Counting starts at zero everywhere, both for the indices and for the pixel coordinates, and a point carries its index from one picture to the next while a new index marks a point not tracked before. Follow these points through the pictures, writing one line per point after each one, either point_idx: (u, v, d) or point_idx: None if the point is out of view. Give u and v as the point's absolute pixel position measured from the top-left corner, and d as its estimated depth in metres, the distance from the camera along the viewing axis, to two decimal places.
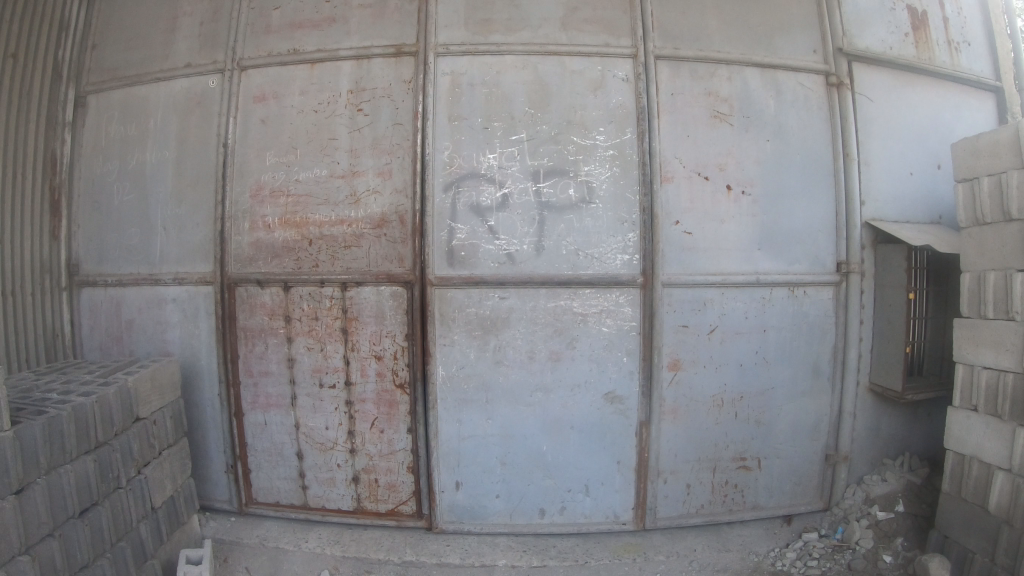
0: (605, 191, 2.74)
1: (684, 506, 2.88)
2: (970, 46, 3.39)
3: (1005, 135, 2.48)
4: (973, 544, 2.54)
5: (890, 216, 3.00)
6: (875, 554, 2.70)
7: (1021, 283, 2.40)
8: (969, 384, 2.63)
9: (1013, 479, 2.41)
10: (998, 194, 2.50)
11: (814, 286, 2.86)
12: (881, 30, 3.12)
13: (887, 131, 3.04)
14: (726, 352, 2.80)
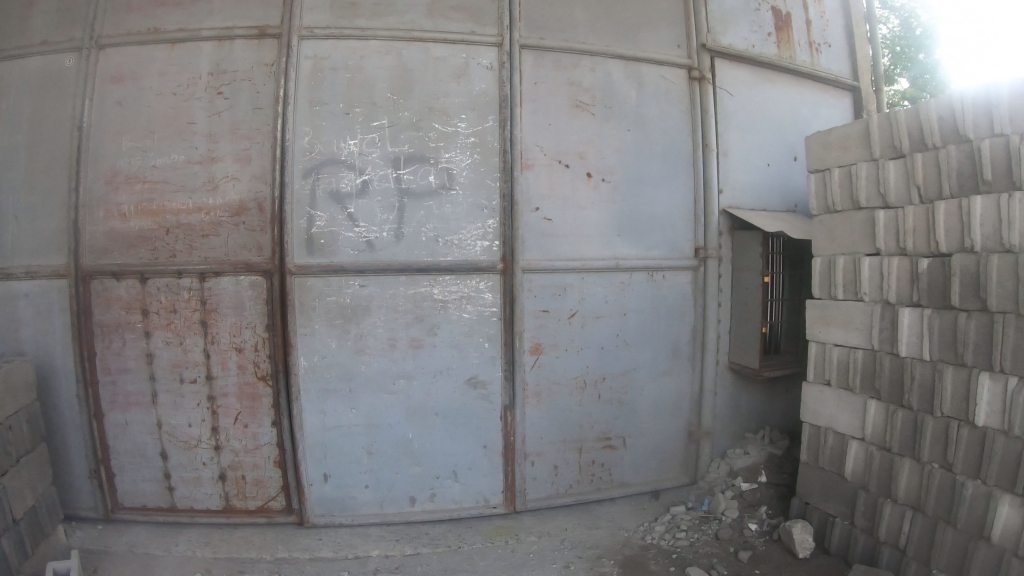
0: (464, 177, 2.74)
1: (553, 486, 2.92)
2: (830, 48, 3.58)
3: (856, 129, 2.61)
4: (834, 508, 2.72)
5: (745, 204, 3.15)
6: (741, 522, 2.84)
7: (869, 266, 2.57)
8: (821, 360, 2.80)
9: (866, 447, 2.61)
10: (847, 183, 2.65)
11: (671, 270, 2.97)
12: (744, 29, 3.24)
13: (745, 124, 3.18)
14: (587, 335, 2.87)
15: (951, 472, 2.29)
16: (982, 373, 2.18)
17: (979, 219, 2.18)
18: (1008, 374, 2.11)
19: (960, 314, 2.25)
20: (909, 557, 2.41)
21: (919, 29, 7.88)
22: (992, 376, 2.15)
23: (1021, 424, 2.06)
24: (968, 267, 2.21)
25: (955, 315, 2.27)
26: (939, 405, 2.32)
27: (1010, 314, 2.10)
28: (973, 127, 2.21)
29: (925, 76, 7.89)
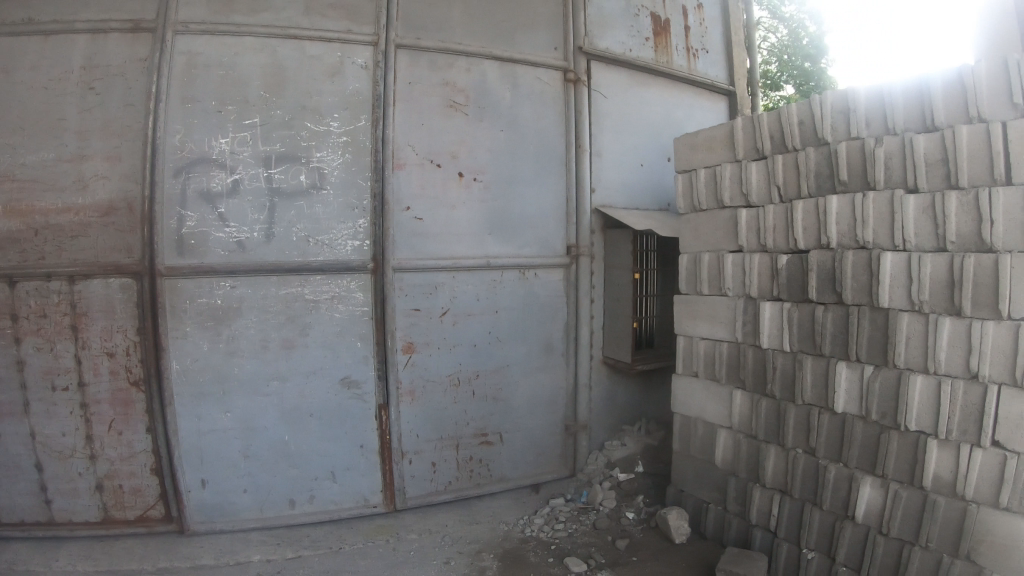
0: (335, 176, 2.73)
1: (431, 484, 2.95)
2: (708, 53, 3.71)
3: (720, 131, 2.72)
4: (707, 495, 2.84)
5: (619, 204, 3.27)
6: (619, 512, 2.95)
7: (731, 263, 2.70)
8: (689, 353, 2.92)
9: (734, 434, 2.73)
10: (711, 183, 2.76)
11: (543, 268, 3.04)
12: (622, 33, 3.33)
13: (619, 127, 3.29)
14: (459, 333, 2.91)
15: (814, 457, 2.43)
16: (840, 363, 2.33)
17: (835, 217, 2.32)
18: (864, 363, 2.27)
19: (817, 307, 2.40)
20: (779, 539, 2.54)
21: (806, 39, 8.25)
22: (849, 364, 2.31)
23: (878, 409, 2.23)
24: (825, 263, 2.36)
25: (812, 308, 2.41)
26: (800, 393, 2.46)
27: (865, 306, 2.25)
28: (831, 131, 2.34)
29: (810, 83, 8.21)
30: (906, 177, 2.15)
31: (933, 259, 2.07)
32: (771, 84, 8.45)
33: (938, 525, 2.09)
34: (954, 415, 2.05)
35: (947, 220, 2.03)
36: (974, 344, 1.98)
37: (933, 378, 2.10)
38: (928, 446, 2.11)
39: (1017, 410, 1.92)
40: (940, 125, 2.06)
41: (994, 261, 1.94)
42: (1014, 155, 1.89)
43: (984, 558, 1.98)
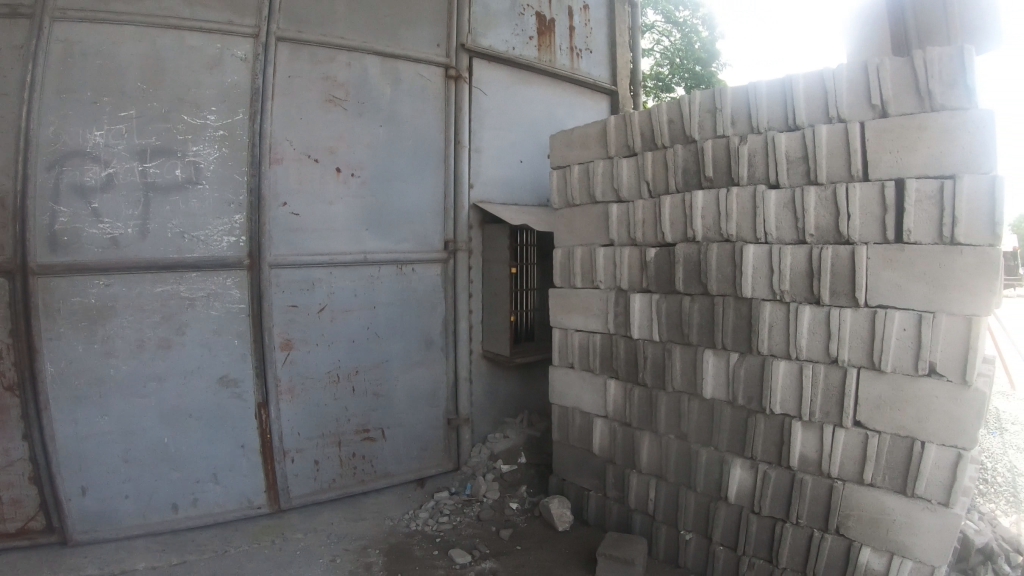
0: (211, 172, 2.72)
1: (315, 482, 2.98)
2: (590, 54, 4.03)
3: (594, 129, 2.80)
4: (586, 482, 2.93)
5: (497, 199, 3.52)
6: (503, 502, 3.10)
7: (603, 256, 2.78)
8: (563, 344, 3.01)
9: (609, 423, 2.81)
10: (585, 179, 2.84)
11: (421, 263, 3.20)
12: (506, 32, 3.55)
13: (499, 123, 3.53)
14: (337, 330, 2.98)
15: (686, 442, 2.53)
16: (707, 350, 2.43)
17: (700, 211, 2.41)
18: (729, 351, 2.37)
19: (684, 298, 2.49)
20: (658, 522, 2.62)
21: (699, 43, 8.79)
22: (716, 352, 2.41)
23: (744, 393, 2.34)
24: (690, 255, 2.45)
25: (679, 298, 2.51)
26: (671, 381, 2.56)
27: (729, 297, 2.36)
28: (698, 129, 2.43)
29: (699, 86, 8.69)
30: (768, 173, 2.25)
31: (793, 250, 2.18)
32: (662, 86, 8.79)
33: (807, 502, 2.22)
34: (816, 398, 2.17)
35: (805, 213, 2.16)
36: (832, 330, 2.11)
37: (794, 363, 2.21)
38: (793, 428, 2.23)
39: (874, 391, 2.06)
40: (800, 124, 2.18)
41: (848, 253, 2.08)
42: (868, 153, 2.04)
43: (852, 531, 2.14)
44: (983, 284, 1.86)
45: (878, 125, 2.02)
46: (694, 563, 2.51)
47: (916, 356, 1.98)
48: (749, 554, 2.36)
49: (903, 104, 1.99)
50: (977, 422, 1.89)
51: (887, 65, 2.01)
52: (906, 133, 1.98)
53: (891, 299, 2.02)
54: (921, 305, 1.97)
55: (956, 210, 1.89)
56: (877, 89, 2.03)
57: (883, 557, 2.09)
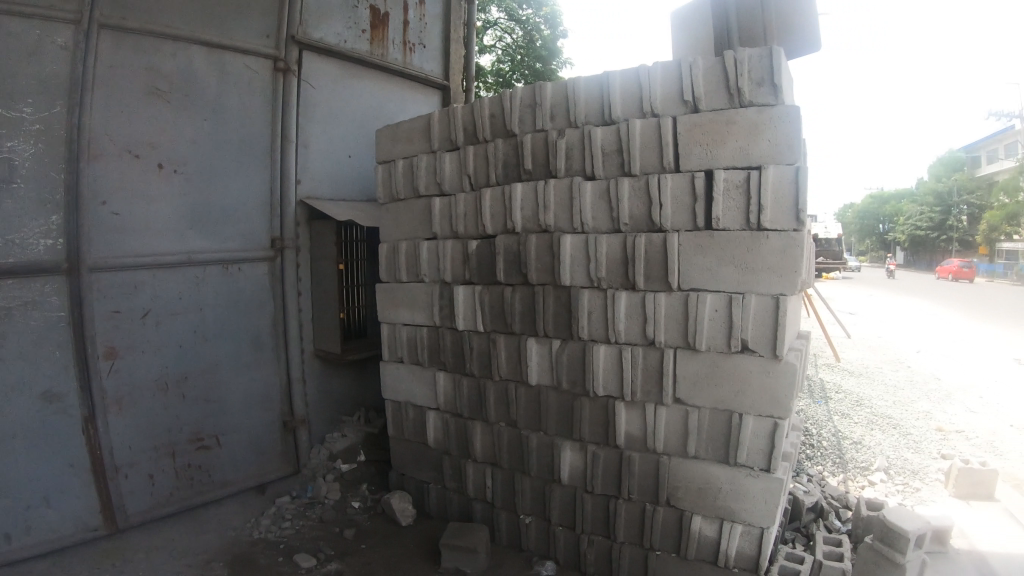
0: (26, 169, 2.47)
1: (151, 498, 2.87)
2: (423, 48, 4.37)
3: (418, 124, 3.01)
4: (426, 476, 3.16)
5: (325, 195, 3.76)
6: (345, 502, 3.30)
7: (425, 251, 2.99)
8: (392, 340, 3.22)
9: (441, 416, 3.04)
10: (409, 170, 3.06)
11: (247, 262, 3.26)
12: (340, 25, 3.73)
13: (329, 118, 3.74)
14: (164, 334, 2.91)
15: (517, 428, 2.74)
16: (530, 339, 2.62)
17: (519, 202, 2.61)
18: (552, 338, 2.57)
19: (505, 289, 2.69)
20: (498, 509, 2.86)
21: (540, 42, 9.14)
22: (539, 340, 2.60)
23: (567, 378, 2.54)
24: (510, 245, 2.66)
25: (500, 289, 2.71)
26: (497, 370, 2.75)
27: (548, 285, 2.56)
28: (517, 123, 2.64)
29: (543, 81, 8.93)
30: (583, 166, 2.46)
31: (608, 238, 2.38)
32: (501, 82, 9.01)
33: (637, 478, 2.42)
34: (636, 378, 2.37)
35: (620, 203, 2.35)
36: (648, 314, 2.30)
37: (614, 347, 2.41)
38: (617, 409, 2.42)
39: (691, 369, 2.26)
40: (616, 119, 2.38)
41: (661, 239, 2.27)
42: (681, 145, 2.23)
43: (682, 502, 2.34)
44: (787, 265, 2.07)
45: (692, 120, 2.21)
46: (535, 545, 2.75)
47: (729, 335, 2.18)
48: (587, 532, 2.58)
49: (713, 100, 2.18)
50: (789, 393, 2.11)
51: (699, 64, 2.20)
52: (715, 127, 2.17)
53: (702, 282, 2.20)
54: (732, 287, 2.16)
55: (763, 199, 2.09)
56: (690, 86, 2.21)
57: (713, 526, 2.30)
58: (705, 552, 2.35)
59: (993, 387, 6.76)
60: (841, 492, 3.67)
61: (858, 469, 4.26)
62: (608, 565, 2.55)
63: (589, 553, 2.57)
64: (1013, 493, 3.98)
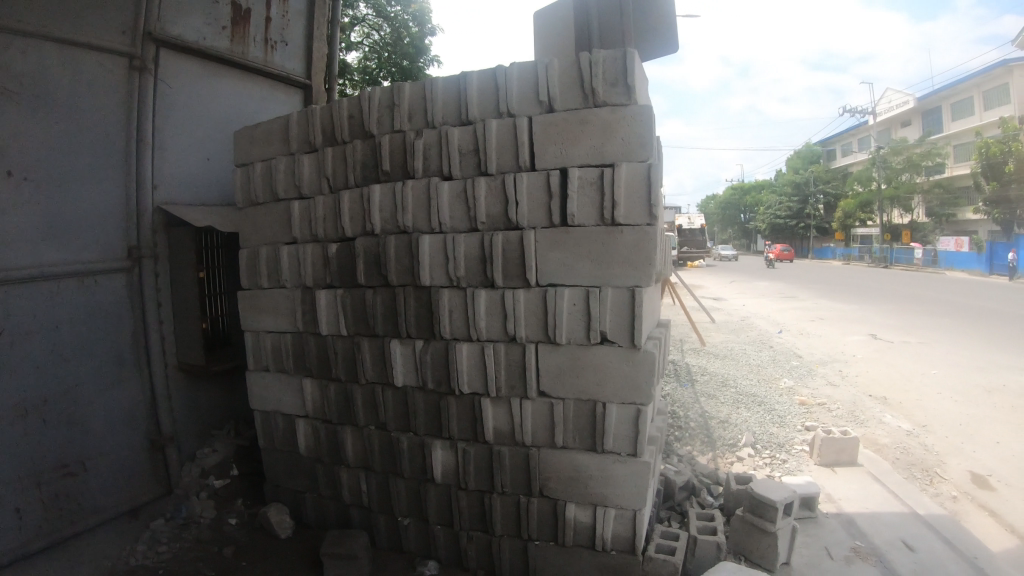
0: None
1: (18, 534, 2.70)
2: (286, 46, 4.32)
3: (275, 125, 3.21)
4: (300, 485, 3.29)
5: (185, 201, 3.66)
6: (220, 520, 3.26)
7: (284, 255, 3.16)
8: (256, 348, 3.33)
9: (310, 422, 3.20)
10: (267, 177, 3.24)
11: (105, 274, 3.12)
12: (201, 21, 3.64)
13: (188, 120, 3.64)
14: (19, 355, 2.72)
15: (387, 431, 2.92)
16: (394, 341, 2.80)
17: (378, 205, 2.81)
18: (414, 339, 2.76)
19: (367, 291, 2.87)
20: (376, 513, 3.03)
21: (408, 39, 9.13)
22: (402, 342, 2.79)
23: (433, 378, 2.72)
24: (369, 248, 2.86)
25: (361, 292, 2.90)
26: (363, 374, 2.93)
27: (409, 286, 2.74)
28: (376, 124, 2.84)
29: (409, 79, 9.00)
30: (441, 166, 2.66)
31: (466, 238, 2.57)
32: (368, 79, 8.92)
33: (508, 472, 2.62)
34: (500, 375, 2.55)
35: (477, 203, 2.54)
36: (508, 311, 2.48)
37: (475, 344, 2.59)
38: (484, 405, 2.61)
39: (553, 362, 2.46)
40: (473, 119, 2.58)
41: (518, 237, 2.46)
42: (536, 143, 2.43)
43: (555, 491, 2.55)
44: (641, 258, 2.30)
45: (546, 119, 2.41)
46: (416, 546, 2.93)
47: (587, 328, 2.38)
48: (466, 529, 2.77)
49: (568, 100, 2.39)
50: (647, 379, 2.34)
51: (555, 66, 2.40)
52: (569, 126, 2.38)
53: (558, 277, 2.41)
54: (589, 281, 2.37)
55: (616, 195, 2.30)
56: (546, 87, 2.41)
57: (587, 511, 2.52)
58: (582, 536, 2.56)
59: (848, 361, 7.31)
60: (709, 470, 3.88)
61: (726, 446, 4.48)
62: (488, 557, 2.75)
63: (470, 548, 2.76)
64: (874, 459, 4.34)
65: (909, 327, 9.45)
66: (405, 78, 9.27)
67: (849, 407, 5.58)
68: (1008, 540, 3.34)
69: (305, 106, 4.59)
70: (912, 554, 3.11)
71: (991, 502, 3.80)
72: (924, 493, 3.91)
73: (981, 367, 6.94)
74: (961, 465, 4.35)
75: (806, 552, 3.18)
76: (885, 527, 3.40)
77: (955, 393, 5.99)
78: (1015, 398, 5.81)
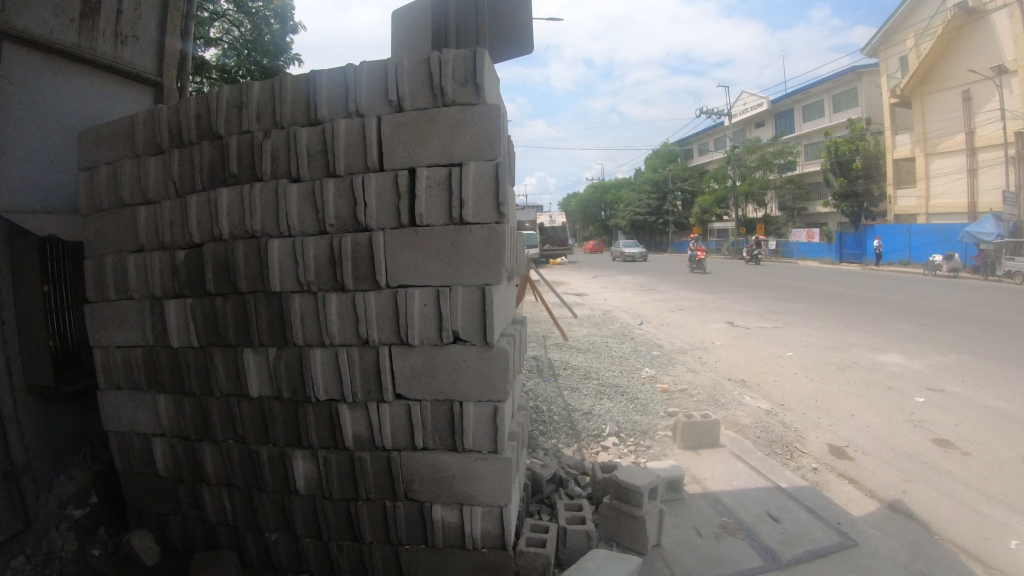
0: None
1: None
2: (138, 40, 4.07)
3: (122, 126, 3.05)
4: (165, 508, 3.13)
5: (21, 206, 3.42)
6: (84, 551, 3.15)
7: (132, 264, 2.99)
8: (106, 365, 3.12)
9: (167, 440, 3.03)
10: (112, 182, 3.06)
11: None
12: (45, 13, 3.40)
13: (24, 119, 3.39)
14: None
15: (245, 444, 2.82)
16: (246, 350, 2.72)
17: (225, 209, 2.71)
18: (268, 346, 2.68)
19: (217, 298, 2.77)
20: (242, 530, 2.92)
21: (269, 35, 8.97)
22: (255, 351, 2.70)
23: (288, 386, 2.66)
24: (218, 254, 2.74)
25: (213, 301, 2.78)
26: (218, 387, 2.82)
27: (259, 293, 2.67)
28: (224, 124, 2.73)
29: (269, 78, 8.80)
30: (288, 169, 2.60)
31: (314, 241, 2.53)
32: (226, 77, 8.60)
33: (372, 477, 2.59)
34: (356, 379, 2.53)
35: (326, 205, 2.51)
36: (360, 315, 2.46)
37: (329, 349, 2.55)
38: (341, 411, 2.58)
39: (407, 364, 2.45)
40: (320, 119, 2.54)
41: (367, 239, 2.45)
42: (385, 144, 2.42)
43: (419, 493, 2.55)
44: (490, 256, 2.35)
45: (396, 119, 2.40)
46: (287, 560, 2.85)
47: (440, 328, 2.40)
48: (335, 538, 2.72)
49: (418, 100, 2.39)
50: (500, 375, 2.39)
51: (405, 65, 2.40)
52: (418, 126, 2.38)
53: (409, 278, 2.41)
54: (438, 281, 2.39)
55: (462, 195, 2.33)
56: (395, 86, 2.41)
57: (454, 511, 2.53)
58: (451, 537, 2.57)
59: (708, 348, 7.69)
60: (575, 461, 4.00)
61: (591, 436, 4.60)
62: (359, 564, 2.70)
63: (340, 558, 2.71)
64: (736, 439, 4.58)
65: (766, 313, 10.04)
66: (267, 76, 9.01)
67: (710, 391, 5.86)
68: (866, 505, 3.61)
69: (158, 104, 4.36)
70: (778, 525, 3.31)
71: (848, 471, 4.10)
72: (788, 468, 4.16)
73: (832, 347, 7.48)
74: (819, 439, 4.67)
75: (678, 532, 3.31)
76: (754, 502, 3.60)
77: (809, 372, 6.42)
78: (865, 373, 6.29)
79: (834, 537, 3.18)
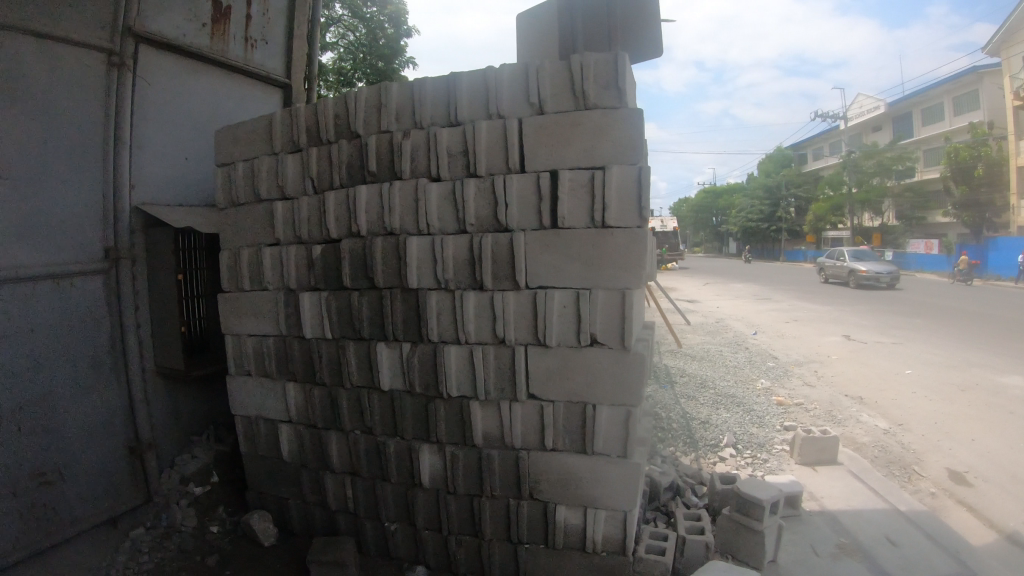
0: None
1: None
2: (267, 44, 4.30)
3: (254, 125, 3.20)
4: (285, 491, 3.27)
5: (160, 200, 3.61)
6: (202, 528, 3.32)
7: (267, 256, 3.14)
8: (238, 352, 3.30)
9: (293, 426, 3.17)
10: (250, 179, 3.22)
11: (83, 277, 3.10)
12: (180, 19, 3.63)
13: (166, 118, 3.62)
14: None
15: (372, 435, 2.91)
16: (380, 343, 2.81)
17: (364, 207, 2.81)
18: (402, 341, 2.76)
19: (353, 293, 2.87)
20: (362, 519, 3.02)
21: (382, 39, 9.15)
22: (389, 345, 2.79)
23: (420, 381, 2.74)
24: (355, 249, 2.85)
25: (348, 295, 2.89)
26: (349, 378, 2.92)
27: (395, 289, 2.75)
28: (363, 124, 2.84)
29: (383, 80, 9.06)
30: (428, 168, 2.67)
31: (454, 240, 2.59)
32: (342, 80, 8.95)
33: (497, 475, 2.63)
34: (489, 377, 2.57)
35: (467, 204, 2.56)
36: (497, 314, 2.51)
37: (463, 347, 2.61)
38: (472, 408, 2.62)
39: (543, 364, 2.47)
40: (462, 120, 2.59)
41: (507, 240, 2.48)
42: (528, 145, 2.45)
43: (545, 493, 2.57)
44: (632, 261, 2.34)
45: (539, 121, 2.42)
46: (404, 551, 2.92)
47: (578, 330, 2.41)
48: (455, 533, 2.77)
49: (560, 103, 2.41)
50: (633, 381, 2.37)
51: (548, 68, 2.42)
52: (561, 128, 2.39)
53: (548, 279, 2.44)
54: (579, 283, 2.40)
55: (605, 199, 2.34)
56: (537, 89, 2.43)
57: (578, 514, 2.54)
58: (571, 539, 2.57)
59: (824, 362, 7.40)
60: (692, 470, 3.93)
61: (709, 446, 4.50)
62: (478, 560, 2.75)
63: (459, 553, 2.76)
64: (854, 457, 4.39)
65: (884, 327, 9.57)
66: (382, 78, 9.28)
67: (827, 406, 5.64)
68: (987, 534, 3.39)
69: (285, 105, 4.56)
70: (897, 549, 3.15)
71: (968, 497, 3.86)
72: (905, 490, 3.95)
73: (954, 366, 7.05)
74: (939, 462, 4.41)
75: (793, 549, 3.20)
76: (872, 524, 3.44)
77: (928, 391, 6.07)
78: (988, 396, 5.89)
79: (956, 566, 3.00)
